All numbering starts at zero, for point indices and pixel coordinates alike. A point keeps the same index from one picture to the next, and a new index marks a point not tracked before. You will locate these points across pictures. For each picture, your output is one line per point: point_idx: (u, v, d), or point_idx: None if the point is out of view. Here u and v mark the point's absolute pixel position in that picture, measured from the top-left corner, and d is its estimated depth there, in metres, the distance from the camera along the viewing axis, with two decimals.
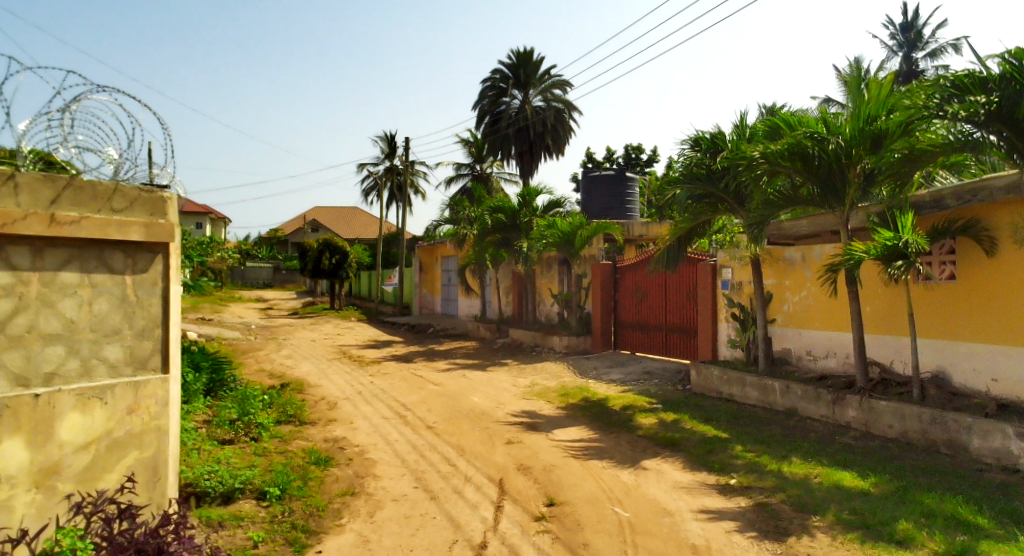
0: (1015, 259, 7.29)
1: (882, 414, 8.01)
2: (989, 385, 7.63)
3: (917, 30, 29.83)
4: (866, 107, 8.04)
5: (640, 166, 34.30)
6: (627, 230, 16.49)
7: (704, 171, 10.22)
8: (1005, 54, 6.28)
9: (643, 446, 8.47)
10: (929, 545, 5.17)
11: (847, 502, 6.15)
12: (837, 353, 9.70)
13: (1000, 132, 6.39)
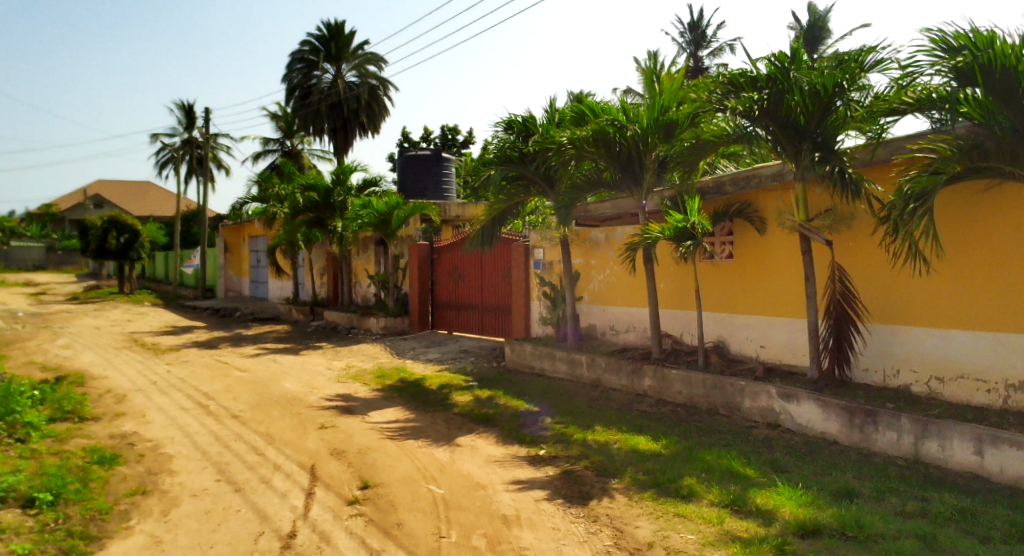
0: (779, 240, 8.29)
1: (673, 381, 8.77)
2: (758, 351, 8.64)
3: (702, 31, 32.58)
4: (660, 98, 8.63)
5: (456, 147, 34.56)
6: (444, 211, 16.58)
7: (516, 155, 10.40)
8: (770, 57, 7.01)
9: (458, 423, 8.61)
10: (707, 497, 5.75)
11: (642, 463, 6.69)
12: (636, 328, 10.46)
13: (767, 127, 7.17)
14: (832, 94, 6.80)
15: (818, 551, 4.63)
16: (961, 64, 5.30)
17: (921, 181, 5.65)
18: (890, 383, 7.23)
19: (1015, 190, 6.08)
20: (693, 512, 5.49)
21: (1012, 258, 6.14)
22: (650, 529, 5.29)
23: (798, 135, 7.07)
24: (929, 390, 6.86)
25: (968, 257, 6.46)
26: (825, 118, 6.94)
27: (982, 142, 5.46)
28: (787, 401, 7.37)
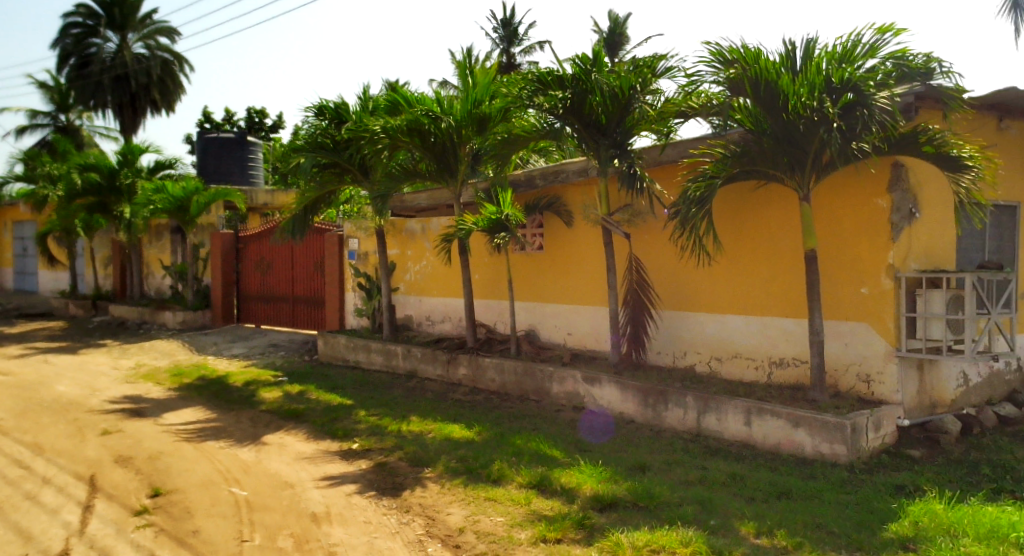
0: (584, 232, 8.77)
1: (486, 369, 8.98)
2: (566, 338, 9.09)
3: (514, 28, 33.52)
4: (473, 91, 8.73)
5: (264, 131, 32.77)
6: (250, 198, 15.68)
7: (329, 142, 10.05)
8: (575, 57, 7.30)
9: (265, 421, 8.19)
10: (516, 479, 5.94)
11: (454, 451, 6.77)
12: (451, 318, 10.56)
13: (573, 125, 7.54)
14: (629, 96, 7.27)
15: (614, 522, 4.96)
16: (735, 76, 5.89)
17: (701, 185, 6.27)
18: (679, 363, 7.95)
19: (777, 191, 6.91)
20: (503, 495, 5.65)
21: (774, 250, 6.97)
22: (461, 515, 5.37)
23: (599, 133, 7.53)
24: (710, 369, 7.61)
25: (741, 250, 7.26)
26: (623, 118, 7.42)
27: (750, 148, 6.11)
28: (590, 385, 7.83)
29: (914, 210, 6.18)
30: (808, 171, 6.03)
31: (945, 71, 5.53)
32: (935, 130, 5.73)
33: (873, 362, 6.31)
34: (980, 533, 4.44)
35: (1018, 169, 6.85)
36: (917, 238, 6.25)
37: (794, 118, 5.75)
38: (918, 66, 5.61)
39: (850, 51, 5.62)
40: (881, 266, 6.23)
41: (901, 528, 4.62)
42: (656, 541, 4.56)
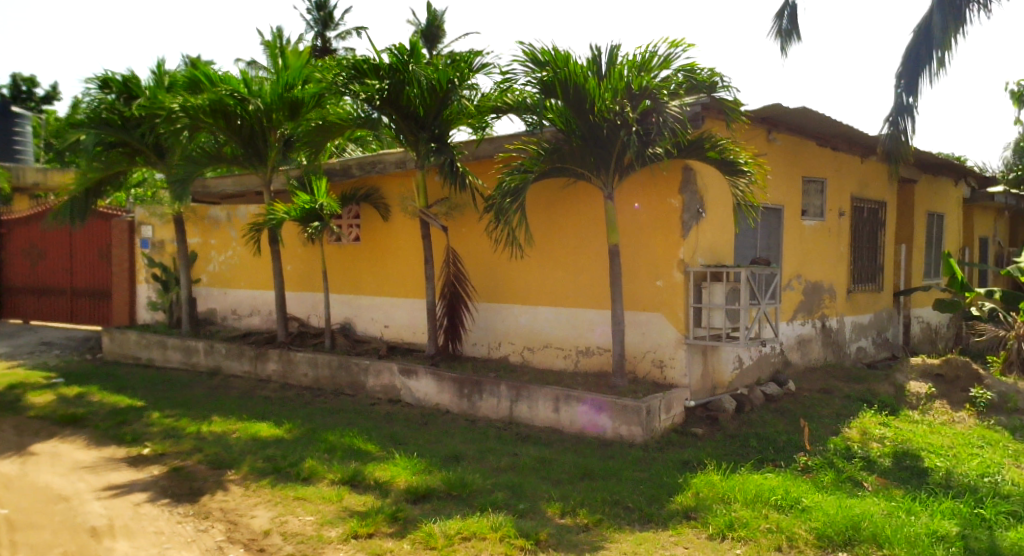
0: (401, 224, 8.71)
1: (298, 364, 8.63)
2: (382, 331, 8.98)
3: (329, 12, 32.40)
4: (284, 74, 8.20)
5: (36, 102, 28.95)
6: (16, 176, 13.79)
7: (116, 119, 9.07)
8: (391, 46, 7.16)
9: (35, 428, 7.25)
10: (327, 476, 5.77)
11: (261, 451, 6.44)
12: (260, 311, 10.01)
13: (390, 116, 7.43)
14: (447, 89, 7.26)
15: (426, 513, 4.99)
16: (546, 78, 6.13)
17: (515, 177, 6.44)
18: (493, 354, 8.17)
19: (585, 189, 7.30)
20: (312, 494, 5.47)
21: (583, 245, 7.36)
22: (267, 517, 5.12)
23: (417, 125, 7.51)
24: (522, 358, 7.89)
25: (552, 244, 7.60)
26: (440, 111, 7.43)
27: (561, 146, 6.40)
28: (406, 377, 7.80)
29: (700, 210, 6.82)
30: (611, 170, 6.47)
31: (726, 86, 6.11)
32: (718, 137, 6.33)
33: (665, 348, 6.89)
34: (748, 498, 5.04)
35: (783, 176, 7.78)
36: (703, 236, 6.90)
37: (599, 121, 6.14)
38: (704, 79, 6.12)
39: (648, 61, 6.03)
40: (673, 261, 6.81)
41: (686, 499, 5.11)
42: (467, 529, 4.65)
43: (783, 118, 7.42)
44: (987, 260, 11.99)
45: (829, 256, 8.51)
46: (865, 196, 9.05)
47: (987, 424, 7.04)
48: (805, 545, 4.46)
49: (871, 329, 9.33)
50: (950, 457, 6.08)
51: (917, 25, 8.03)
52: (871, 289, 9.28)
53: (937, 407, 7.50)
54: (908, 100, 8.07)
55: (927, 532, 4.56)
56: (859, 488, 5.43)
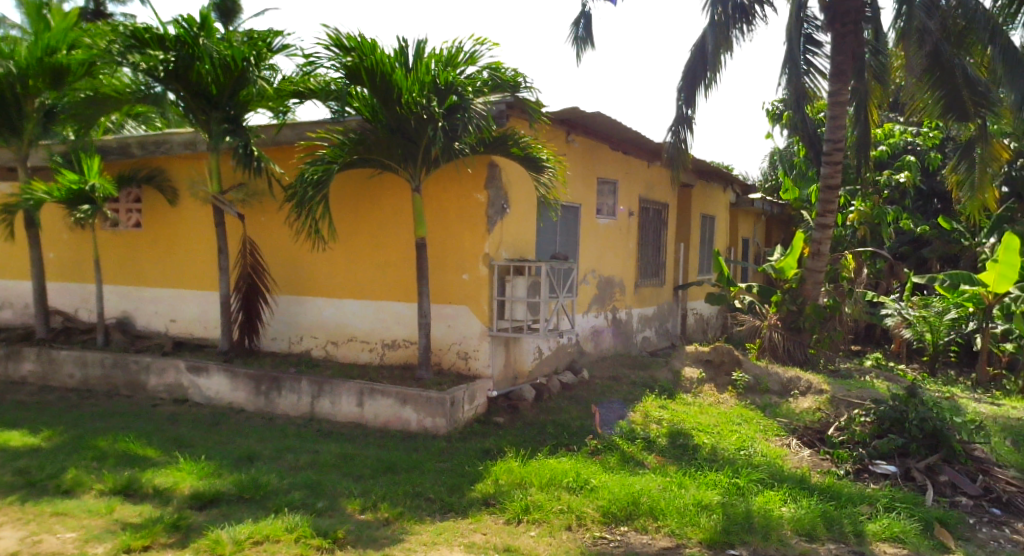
0: (191, 210, 8.07)
1: (62, 364, 7.70)
2: (168, 326, 8.25)
3: None
4: (45, 35, 7.22)
5: None
6: None
7: None
8: (178, 17, 6.54)
9: None
10: (96, 487, 5.19)
11: (11, 463, 5.64)
12: (14, 305, 8.77)
13: (177, 92, 6.84)
14: (242, 68, 6.76)
15: (213, 519, 4.67)
16: (352, 65, 5.93)
17: (318, 168, 6.30)
18: (294, 348, 7.84)
19: (392, 180, 7.20)
20: (76, 508, 4.88)
21: (389, 237, 7.27)
22: (16, 538, 4.49)
23: (209, 104, 6.97)
24: (326, 353, 7.65)
25: (358, 236, 7.43)
26: (236, 92, 6.95)
27: (366, 136, 6.26)
28: (195, 376, 7.25)
29: (504, 206, 7.03)
30: (418, 164, 6.47)
31: (529, 86, 6.30)
32: (521, 135, 6.55)
33: (470, 340, 7.02)
34: (543, 482, 5.29)
35: (580, 176, 8.24)
36: (506, 231, 7.13)
37: (406, 113, 6.07)
38: (509, 79, 6.24)
39: (453, 56, 6.05)
40: (479, 255, 6.94)
41: (485, 486, 5.25)
42: (259, 533, 4.41)
43: (580, 121, 7.85)
44: (748, 259, 13.58)
45: (619, 252, 9.16)
46: (650, 198, 9.85)
47: (745, 404, 7.99)
48: (592, 522, 4.79)
49: (654, 320, 10.19)
50: (714, 434, 6.81)
51: (693, 44, 8.89)
52: (654, 284, 10.14)
53: (706, 389, 8.38)
54: (686, 112, 8.94)
55: (695, 503, 5.08)
56: (640, 466, 5.91)
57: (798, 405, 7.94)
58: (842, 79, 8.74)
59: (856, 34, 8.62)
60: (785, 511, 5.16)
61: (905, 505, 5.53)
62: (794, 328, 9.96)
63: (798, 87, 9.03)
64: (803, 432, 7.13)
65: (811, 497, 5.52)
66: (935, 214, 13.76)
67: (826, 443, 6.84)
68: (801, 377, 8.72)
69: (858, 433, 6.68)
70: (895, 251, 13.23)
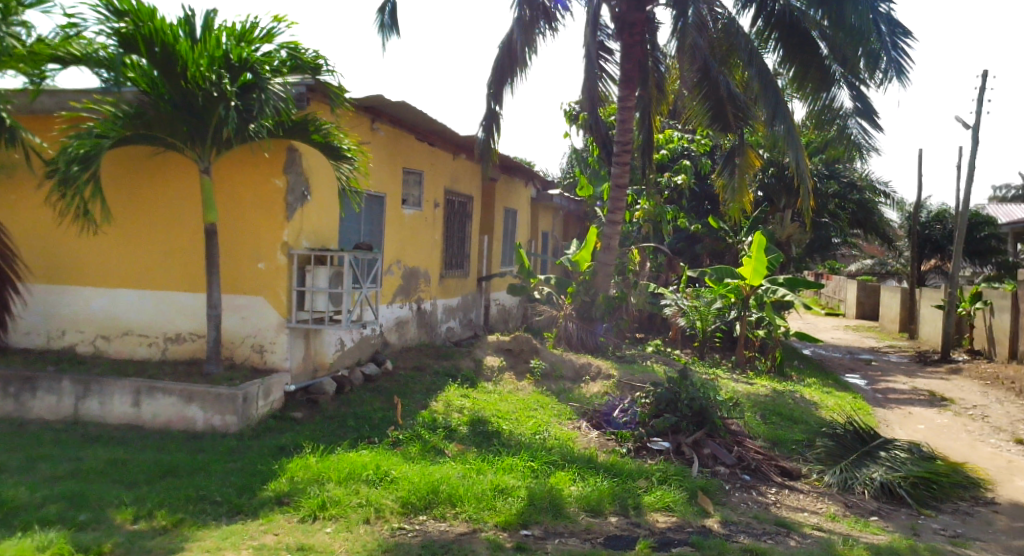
0: None
1: None
2: None
3: None
4: None
5: None
6: None
7: None
8: None
9: None
10: None
11: None
12: None
13: None
14: None
15: None
16: (125, 31, 5.37)
17: (84, 143, 5.50)
18: (54, 344, 6.97)
19: (177, 160, 6.61)
20: None
21: (173, 222, 6.67)
22: None
23: None
24: (94, 349, 6.87)
25: (135, 220, 6.75)
26: None
27: (146, 110, 5.68)
28: None
29: (306, 193, 6.75)
30: (207, 144, 5.99)
31: (331, 70, 6.05)
32: (322, 121, 6.31)
33: (266, 333, 6.66)
34: (341, 477, 5.17)
35: (385, 165, 8.11)
36: (307, 219, 6.84)
37: (193, 89, 5.60)
38: (309, 60, 5.98)
39: (248, 31, 5.66)
40: (276, 244, 6.60)
41: (278, 485, 5.02)
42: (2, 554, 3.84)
43: (385, 110, 7.73)
44: (547, 251, 14.25)
45: (425, 243, 9.17)
46: (455, 190, 9.95)
47: (541, 390, 8.37)
48: (391, 513, 4.76)
49: (457, 311, 10.34)
50: (512, 420, 7.07)
51: (500, 41, 9.11)
52: (458, 275, 10.28)
53: (506, 377, 8.67)
54: (494, 107, 9.14)
55: (492, 488, 5.24)
56: (440, 455, 5.97)
57: (588, 390, 8.49)
58: (629, 86, 9.41)
59: (641, 45, 9.32)
60: (574, 490, 5.49)
61: (676, 477, 6.11)
62: (587, 318, 10.61)
63: (591, 90, 9.60)
64: (592, 415, 7.63)
65: (597, 475, 5.93)
66: (706, 214, 15.39)
67: (612, 425, 7.37)
68: (592, 364, 9.33)
69: (638, 413, 7.28)
70: (673, 247, 14.62)
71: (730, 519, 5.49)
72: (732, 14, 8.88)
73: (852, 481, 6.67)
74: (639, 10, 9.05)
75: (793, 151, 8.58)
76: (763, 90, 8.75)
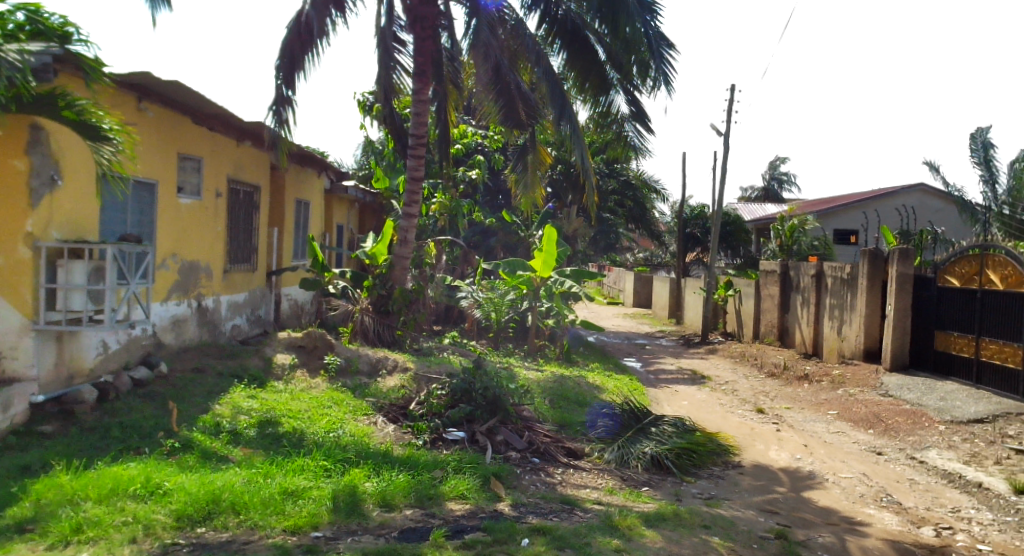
0: None
1: None
2: None
3: None
4: None
5: None
6: None
7: None
8: None
9: None
10: None
11: None
12: None
13: None
14: None
15: None
16: None
17: None
18: None
19: None
20: None
21: None
22: None
23: None
24: None
25: None
26: None
27: None
28: None
29: (55, 177, 5.96)
30: None
31: (83, 39, 5.37)
32: (75, 96, 5.61)
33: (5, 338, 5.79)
34: (101, 494, 4.64)
35: (155, 149, 7.40)
36: (58, 207, 6.05)
37: None
38: (54, 26, 5.30)
39: None
40: (18, 235, 5.76)
41: (20, 511, 4.40)
42: None
43: (155, 89, 7.04)
44: (342, 244, 13.90)
45: (205, 235, 8.51)
46: (240, 179, 9.33)
47: (335, 386, 8.15)
48: (162, 529, 4.36)
49: (244, 307, 9.73)
50: (304, 419, 6.79)
51: (288, 23, 8.69)
52: (244, 269, 9.67)
53: (298, 375, 8.29)
54: (287, 93, 8.68)
55: (280, 491, 5.01)
56: (222, 462, 5.59)
57: (384, 384, 8.41)
58: (423, 79, 9.43)
59: (433, 39, 9.36)
60: (368, 486, 5.41)
61: (469, 465, 6.27)
62: (383, 312, 10.50)
63: (386, 81, 9.50)
64: (388, 409, 7.58)
65: (391, 469, 5.90)
66: (500, 208, 15.95)
67: (408, 418, 7.39)
68: (388, 357, 9.27)
69: (434, 405, 7.38)
70: (469, 240, 14.98)
71: (519, 501, 5.73)
72: (520, 16, 9.33)
73: (628, 456, 7.29)
74: (430, 4, 9.11)
75: (578, 149, 9.10)
76: (550, 90, 9.17)
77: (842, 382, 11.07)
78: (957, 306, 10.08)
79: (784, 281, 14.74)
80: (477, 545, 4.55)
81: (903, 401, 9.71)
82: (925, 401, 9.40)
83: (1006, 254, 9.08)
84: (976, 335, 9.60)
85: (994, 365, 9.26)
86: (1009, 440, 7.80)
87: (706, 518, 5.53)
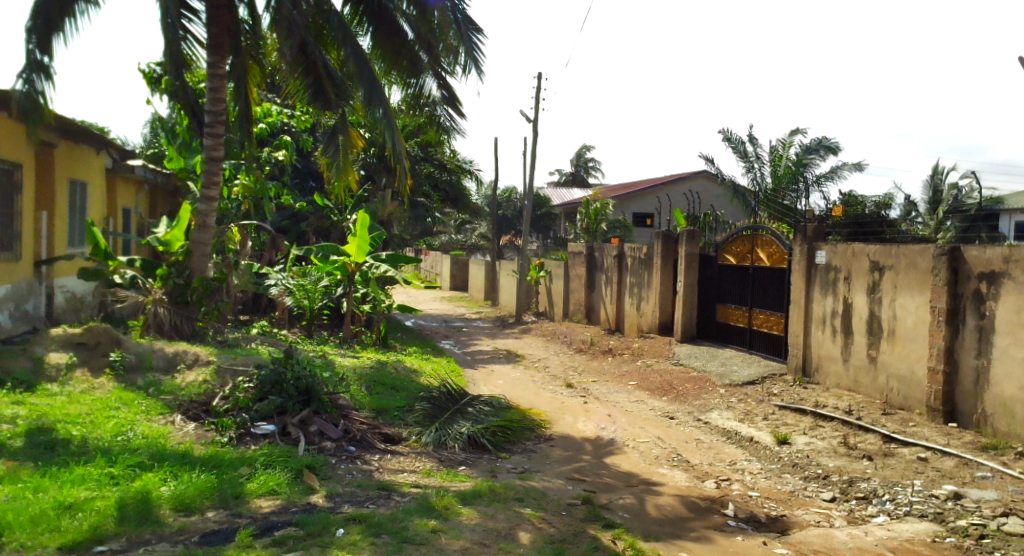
0: None
1: None
2: None
3: None
4: None
5: None
6: None
7: None
8: None
9: None
10: None
11: None
12: None
13: None
14: None
15: None
16: None
17: None
18: None
19: None
20: None
21: None
22: None
23: None
24: None
25: None
26: None
27: None
28: None
29: None
30: None
31: None
32: None
33: None
34: None
35: None
36: None
37: None
38: None
39: None
40: None
41: None
42: None
43: None
44: (129, 230, 12.64)
45: None
46: None
47: (124, 386, 7.40)
48: None
49: (6, 301, 8.53)
50: (85, 424, 6.11)
51: None
52: (5, 258, 8.47)
53: (78, 374, 7.43)
54: (41, 58, 7.66)
55: (54, 505, 4.48)
56: None
57: (182, 380, 7.80)
58: (219, 52, 8.76)
59: (229, 10, 8.75)
60: (163, 490, 5.00)
61: (279, 459, 5.99)
62: (180, 302, 9.70)
63: (175, 53, 8.76)
64: (187, 406, 7.04)
65: (191, 470, 5.48)
66: (310, 191, 15.35)
67: (210, 414, 6.91)
68: (187, 351, 8.60)
69: (241, 399, 6.97)
70: (277, 224, 14.31)
71: (334, 491, 5.60)
72: None
73: (445, 437, 7.36)
74: None
75: (390, 132, 8.99)
76: (358, 71, 8.91)
77: (641, 353, 11.99)
78: (734, 281, 11.25)
79: (589, 262, 15.60)
80: (288, 540, 4.38)
81: (691, 368, 10.72)
82: (709, 367, 10.44)
83: (770, 234, 10.28)
84: (749, 307, 10.79)
85: (763, 332, 10.47)
86: (775, 397, 8.88)
87: (519, 491, 5.73)
